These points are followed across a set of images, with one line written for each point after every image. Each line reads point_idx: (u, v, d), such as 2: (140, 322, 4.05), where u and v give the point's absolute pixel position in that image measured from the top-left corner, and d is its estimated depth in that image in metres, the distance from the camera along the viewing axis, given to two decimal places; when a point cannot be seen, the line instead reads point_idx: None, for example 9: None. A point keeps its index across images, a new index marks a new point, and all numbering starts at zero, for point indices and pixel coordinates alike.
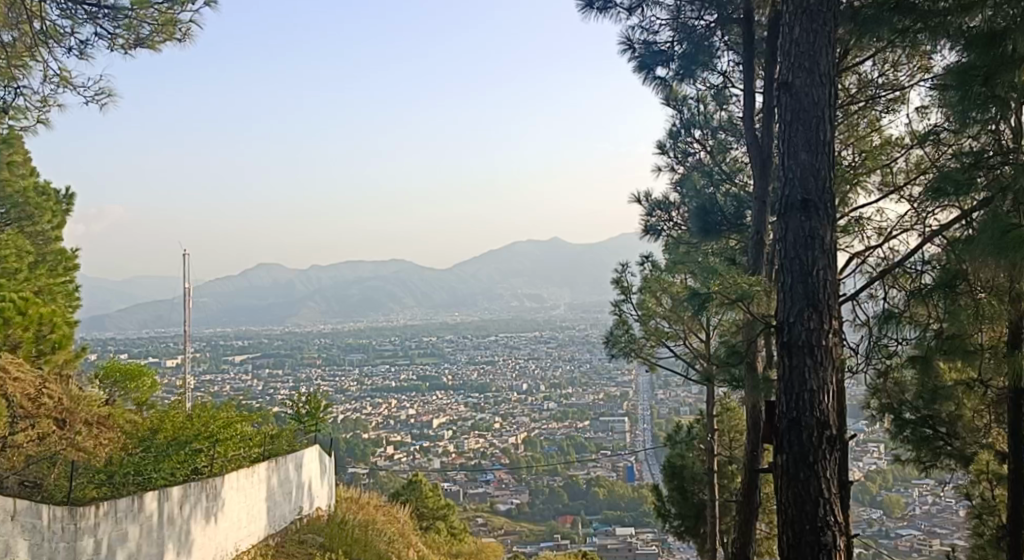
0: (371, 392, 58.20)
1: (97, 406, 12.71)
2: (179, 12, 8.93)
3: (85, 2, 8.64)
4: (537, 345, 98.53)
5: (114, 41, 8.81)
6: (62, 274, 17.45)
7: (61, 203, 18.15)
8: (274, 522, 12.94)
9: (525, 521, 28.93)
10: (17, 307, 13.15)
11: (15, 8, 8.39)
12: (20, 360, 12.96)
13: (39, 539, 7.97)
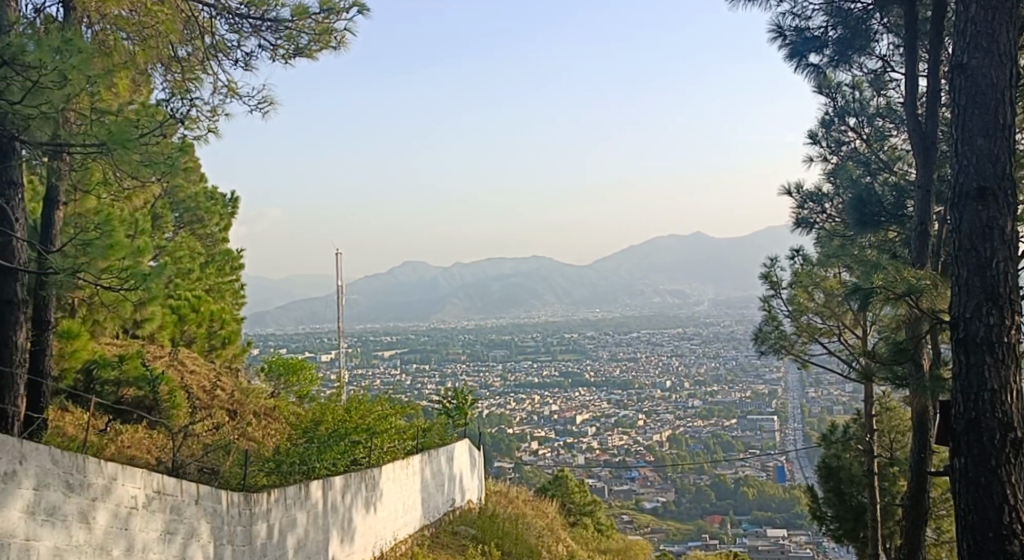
0: (514, 387, 58.94)
1: (263, 398, 13.47)
2: (334, 21, 9.29)
3: (250, 17, 9.17)
4: (680, 342, 97.28)
5: (276, 52, 9.30)
6: (228, 273, 18.51)
7: (227, 205, 19.23)
8: (428, 514, 13.33)
9: (671, 520, 28.66)
10: (192, 304, 14.10)
11: (189, 25, 8.99)
12: (194, 354, 13.87)
13: (220, 523, 8.52)
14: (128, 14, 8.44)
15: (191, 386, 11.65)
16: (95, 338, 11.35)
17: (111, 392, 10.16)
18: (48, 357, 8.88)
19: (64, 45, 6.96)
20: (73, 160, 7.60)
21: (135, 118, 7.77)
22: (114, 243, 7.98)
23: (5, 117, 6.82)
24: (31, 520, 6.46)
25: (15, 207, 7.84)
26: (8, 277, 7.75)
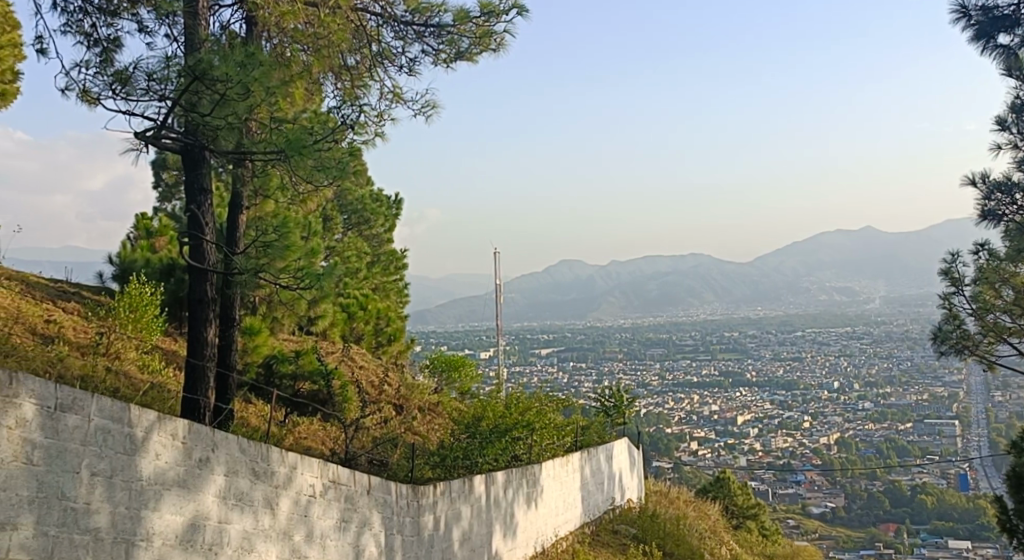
0: (673, 387, 58.15)
1: (427, 394, 13.85)
2: (494, 24, 9.42)
3: (414, 24, 9.47)
4: (849, 341, 93.23)
5: (438, 56, 9.53)
6: (393, 272, 19.19)
7: (391, 207, 19.95)
8: (589, 511, 13.36)
9: (842, 527, 27.63)
10: (360, 302, 14.78)
11: (358, 35, 9.34)
12: (363, 350, 14.50)
13: (390, 513, 8.82)
14: (304, 27, 8.85)
15: (361, 382, 12.21)
16: (273, 335, 12.03)
17: (288, 385, 10.74)
18: (234, 352, 9.46)
19: (247, 60, 7.39)
20: (254, 167, 8.05)
21: (309, 125, 8.07)
22: (290, 245, 8.41)
23: (196, 127, 7.36)
24: (223, 504, 6.89)
25: (206, 212, 8.36)
26: (201, 277, 8.33)
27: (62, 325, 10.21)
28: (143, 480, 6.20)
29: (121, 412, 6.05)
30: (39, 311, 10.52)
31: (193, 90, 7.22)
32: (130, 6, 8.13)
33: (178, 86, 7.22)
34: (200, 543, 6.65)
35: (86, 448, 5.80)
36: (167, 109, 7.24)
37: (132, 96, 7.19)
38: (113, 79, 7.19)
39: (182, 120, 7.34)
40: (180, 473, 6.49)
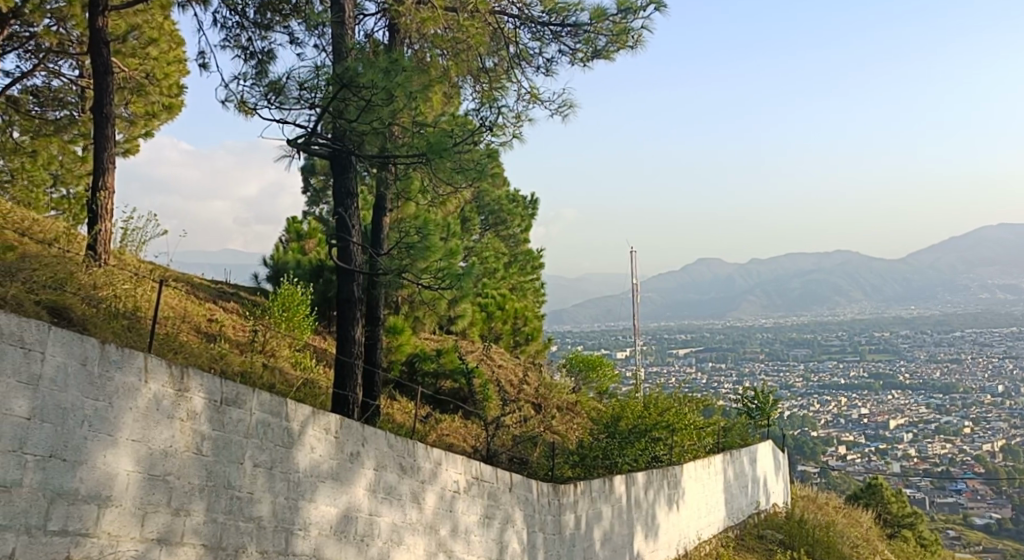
0: (820, 389, 56.24)
1: (566, 393, 13.88)
2: (632, 21, 9.33)
3: (551, 24, 9.50)
4: (1012, 342, 87.73)
5: (575, 55, 9.53)
6: (529, 272, 19.42)
7: (528, 207, 20.15)
8: (732, 515, 13.11)
9: (1008, 540, 26.02)
10: (497, 302, 15.05)
11: (496, 37, 9.46)
12: (502, 349, 14.69)
13: (532, 511, 8.89)
14: (443, 32, 9.04)
15: (500, 381, 12.37)
16: (415, 334, 12.34)
17: (430, 383, 10.99)
18: (380, 350, 9.75)
19: (390, 66, 7.58)
20: (397, 171, 8.25)
21: (449, 128, 8.07)
22: (431, 247, 8.62)
23: (344, 133, 7.65)
24: (373, 497, 7.11)
25: (352, 216, 8.63)
26: (348, 278, 8.61)
27: (222, 324, 10.77)
28: (300, 472, 6.47)
29: (279, 406, 6.34)
30: (202, 310, 11.13)
31: (341, 97, 7.47)
32: (282, 19, 8.50)
33: (327, 94, 7.48)
34: (353, 534, 6.88)
35: (249, 439, 6.09)
36: (316, 117, 7.53)
37: (286, 105, 7.51)
38: (268, 90, 7.51)
39: (329, 126, 7.65)
40: (333, 466, 6.75)
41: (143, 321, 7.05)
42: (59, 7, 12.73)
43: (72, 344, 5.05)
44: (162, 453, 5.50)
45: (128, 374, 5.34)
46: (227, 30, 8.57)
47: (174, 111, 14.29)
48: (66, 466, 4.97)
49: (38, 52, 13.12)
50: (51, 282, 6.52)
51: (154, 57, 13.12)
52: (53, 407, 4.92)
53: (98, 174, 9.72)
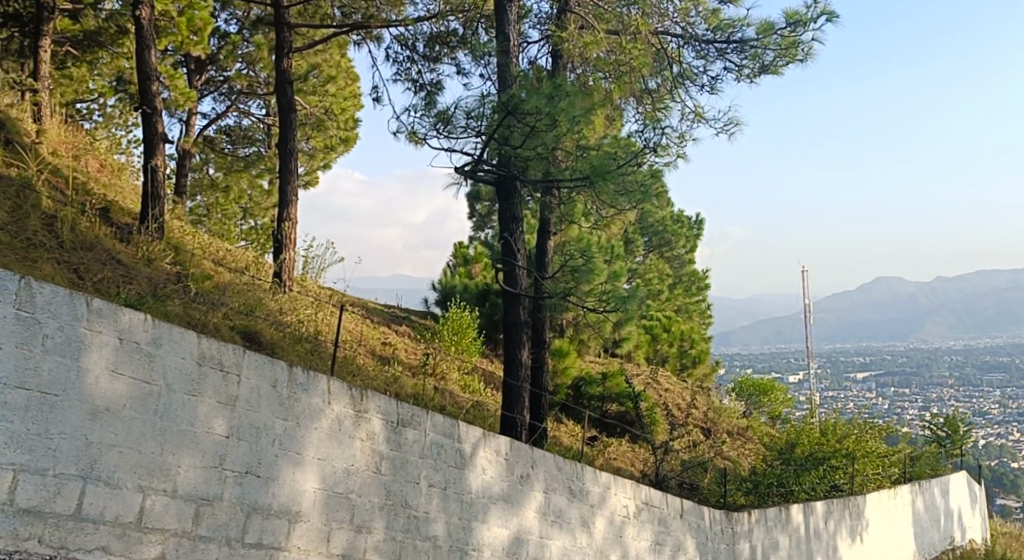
0: (1016, 416, 52.33)
1: (737, 418, 13.53)
2: (801, 33, 9.04)
3: (716, 41, 9.39)
4: None
5: (742, 72, 9.36)
6: (695, 293, 19.23)
7: (694, 227, 19.97)
8: (922, 550, 12.41)
9: None
10: (662, 325, 14.96)
11: (659, 58, 9.38)
12: (668, 372, 14.56)
13: (704, 538, 8.75)
14: (606, 55, 9.15)
15: (669, 405, 12.25)
16: (581, 357, 12.41)
17: (596, 406, 10.95)
18: (546, 373, 9.80)
19: (554, 91, 7.70)
20: (561, 195, 8.39)
21: (613, 150, 8.04)
22: (594, 270, 8.65)
23: (509, 159, 7.79)
24: (544, 520, 7.19)
25: (517, 240, 8.79)
26: (514, 301, 8.73)
27: (395, 347, 11.15)
28: (472, 493, 6.64)
29: (452, 428, 6.52)
30: (377, 334, 11.62)
31: (506, 124, 7.63)
32: (449, 51, 8.84)
33: (493, 122, 7.63)
34: (524, 556, 6.99)
35: (424, 460, 6.30)
36: (483, 144, 7.70)
37: (453, 134, 7.72)
38: (437, 120, 7.74)
39: (495, 153, 7.79)
40: (504, 488, 6.89)
41: (324, 344, 7.40)
42: (249, 52, 13.62)
43: (264, 367, 5.35)
44: (345, 472, 5.75)
45: (313, 395, 5.61)
46: (398, 64, 8.97)
47: (351, 143, 15.03)
48: (260, 482, 5.27)
49: (231, 94, 14.26)
50: (242, 309, 6.95)
51: (332, 94, 13.85)
52: (248, 426, 5.22)
53: (282, 206, 10.30)
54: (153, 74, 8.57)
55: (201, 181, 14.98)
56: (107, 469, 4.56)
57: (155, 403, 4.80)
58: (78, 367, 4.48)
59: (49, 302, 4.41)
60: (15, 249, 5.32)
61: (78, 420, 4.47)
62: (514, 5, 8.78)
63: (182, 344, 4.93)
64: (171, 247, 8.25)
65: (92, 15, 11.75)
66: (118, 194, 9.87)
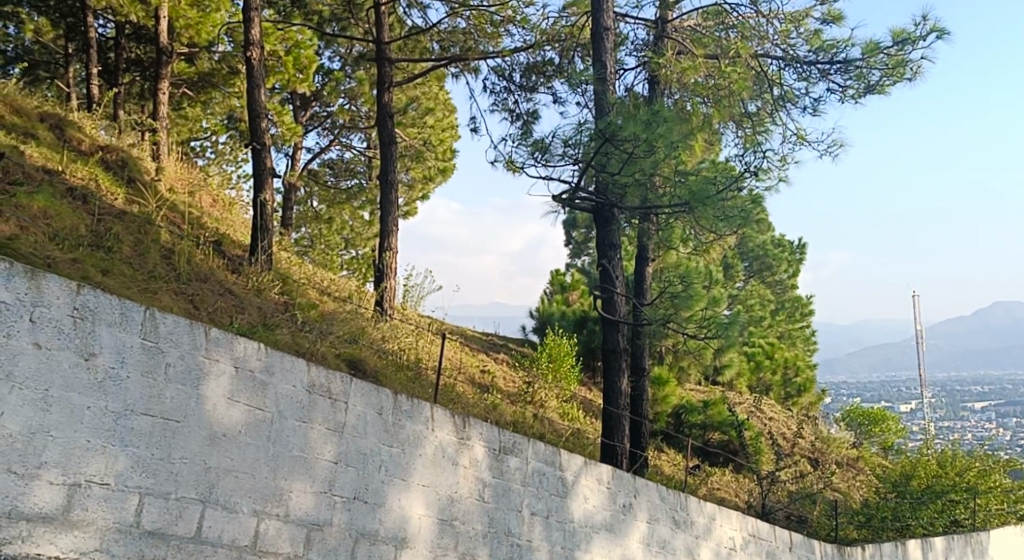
0: None
1: (847, 448, 13.11)
2: (910, 52, 8.80)
3: (818, 63, 9.22)
4: None
5: (846, 92, 9.14)
6: (799, 319, 18.81)
7: (797, 251, 19.61)
8: None
9: None
10: (765, 351, 14.67)
11: (759, 80, 9.17)
12: (773, 401, 14.25)
13: None
14: (704, 80, 8.96)
15: (774, 435, 11.97)
16: (682, 384, 12.26)
17: (698, 435, 10.73)
18: (646, 402, 9.66)
19: (652, 117, 7.63)
20: (659, 221, 8.34)
21: (712, 174, 7.88)
22: (694, 295, 8.54)
23: (607, 186, 7.82)
24: (648, 550, 7.19)
25: (616, 267, 8.66)
26: (613, 328, 8.64)
27: (494, 375, 11.21)
28: (574, 522, 6.68)
29: (553, 456, 6.59)
30: (476, 361, 11.71)
31: (604, 151, 7.63)
32: (545, 80, 8.89)
33: (590, 149, 7.65)
34: None
35: (526, 488, 6.37)
36: (580, 171, 7.73)
37: (551, 161, 7.75)
38: (534, 149, 7.79)
39: (592, 180, 7.83)
40: (607, 517, 6.93)
41: (425, 371, 7.50)
42: (352, 87, 14.01)
43: (370, 395, 5.46)
44: (449, 499, 5.84)
45: (417, 422, 5.72)
46: (495, 94, 9.08)
47: (449, 173, 15.29)
48: (368, 507, 5.37)
49: (334, 128, 14.67)
50: (346, 336, 7.11)
51: (431, 125, 14.15)
52: (355, 452, 5.33)
53: (383, 236, 10.51)
54: (262, 112, 8.87)
55: (306, 213, 15.45)
56: (224, 493, 4.70)
57: (268, 429, 4.94)
58: (198, 395, 4.63)
59: (171, 332, 4.56)
60: (136, 280, 5.56)
61: (198, 445, 4.60)
62: (610, 32, 8.80)
63: (292, 373, 5.08)
64: (279, 278, 8.53)
65: (206, 57, 12.30)
66: (229, 228, 10.24)
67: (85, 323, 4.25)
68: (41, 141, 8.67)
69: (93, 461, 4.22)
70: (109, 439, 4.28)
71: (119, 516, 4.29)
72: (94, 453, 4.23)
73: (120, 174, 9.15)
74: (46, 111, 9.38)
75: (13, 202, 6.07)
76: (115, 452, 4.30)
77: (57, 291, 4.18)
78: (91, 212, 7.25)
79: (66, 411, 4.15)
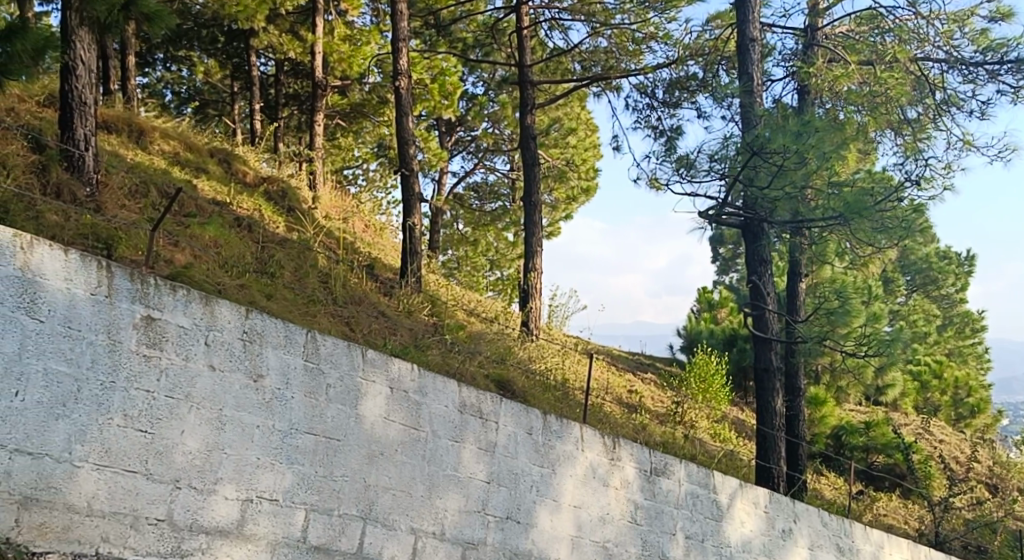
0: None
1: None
2: None
3: (986, 63, 8.70)
4: None
5: (1018, 93, 8.59)
6: (969, 335, 17.76)
7: (965, 263, 18.55)
8: None
9: None
10: (933, 370, 13.91)
11: (920, 84, 8.68)
12: (942, 423, 13.48)
13: None
14: (859, 87, 8.58)
15: (945, 458, 11.30)
16: (841, 405, 11.78)
17: (861, 458, 10.24)
18: (802, 424, 9.19)
19: (803, 128, 7.37)
20: (812, 235, 8.05)
21: (869, 185, 7.53)
22: (852, 311, 8.14)
23: (756, 200, 7.60)
24: None
25: (767, 283, 8.42)
26: (765, 346, 8.36)
27: (642, 395, 11.04)
28: (731, 546, 6.55)
29: (706, 478, 6.48)
30: (624, 382, 11.58)
31: (752, 165, 7.42)
32: (690, 95, 8.74)
33: (738, 163, 7.46)
34: None
35: (679, 511, 6.28)
36: (727, 187, 7.54)
37: (697, 177, 7.62)
38: (679, 165, 7.69)
39: (740, 195, 7.59)
40: (765, 542, 6.78)
41: (572, 391, 7.48)
42: (495, 111, 14.24)
43: (520, 415, 5.51)
44: (601, 520, 5.80)
45: (568, 443, 5.71)
46: (638, 112, 9.02)
47: (592, 193, 15.33)
48: (520, 527, 5.39)
49: (478, 152, 14.93)
50: (494, 357, 7.18)
51: (573, 145, 14.20)
52: (507, 471, 5.37)
53: (528, 257, 10.56)
54: (410, 139, 9.09)
55: (452, 236, 15.79)
56: (383, 511, 4.81)
57: (424, 448, 5.03)
58: (357, 414, 4.77)
59: (331, 353, 4.72)
60: (296, 304, 5.80)
61: (358, 463, 4.73)
62: (757, 43, 8.59)
63: (444, 393, 5.17)
64: (429, 299, 8.73)
65: (358, 89, 12.76)
66: (380, 252, 10.55)
67: (254, 345, 4.43)
68: (211, 174, 9.19)
69: (263, 478, 4.38)
70: (277, 457, 4.44)
71: (287, 531, 4.45)
72: (265, 470, 4.39)
73: (281, 204, 9.58)
74: (214, 146, 9.95)
75: (187, 233, 6.45)
76: (283, 469, 4.46)
77: (229, 315, 4.36)
78: (256, 240, 7.62)
79: (239, 430, 4.32)
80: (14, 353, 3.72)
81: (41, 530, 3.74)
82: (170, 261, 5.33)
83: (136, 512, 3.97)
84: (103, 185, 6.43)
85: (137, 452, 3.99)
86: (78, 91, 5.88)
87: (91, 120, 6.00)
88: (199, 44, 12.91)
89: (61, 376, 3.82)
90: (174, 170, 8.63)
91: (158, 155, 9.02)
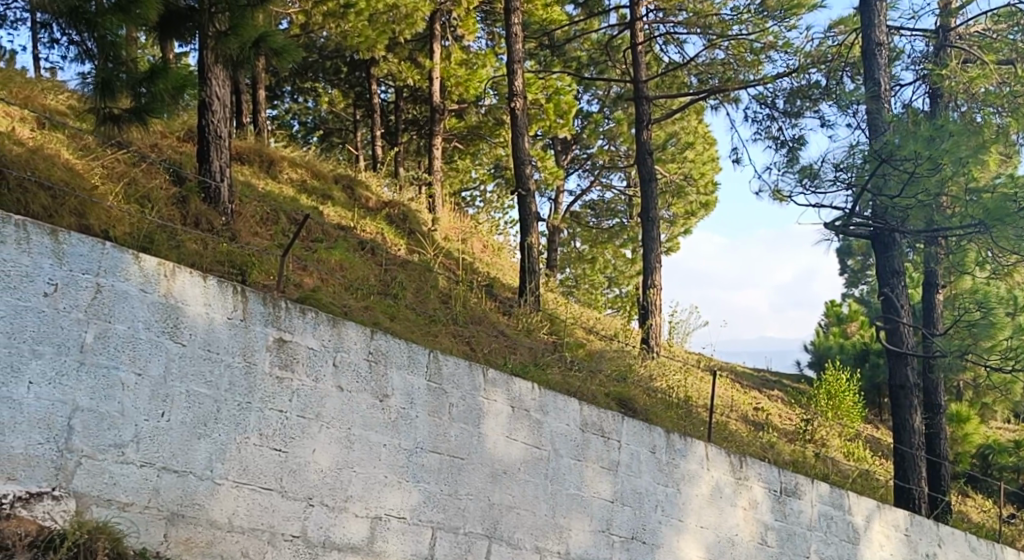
0: None
1: None
2: None
3: None
4: None
5: None
6: None
7: None
8: None
9: None
10: None
11: None
12: None
13: None
14: (997, 87, 8.19)
15: None
16: (986, 422, 11.19)
17: (1010, 478, 9.69)
18: (943, 441, 8.76)
19: (936, 132, 7.05)
20: (949, 244, 7.68)
21: (1013, 191, 7.13)
22: (996, 323, 7.80)
23: (886, 209, 7.34)
24: None
25: (900, 295, 8.00)
26: (900, 361, 8.00)
27: (769, 413, 10.74)
28: None
29: (840, 498, 6.26)
30: (749, 399, 11.29)
31: (880, 173, 7.17)
32: (812, 104, 8.52)
33: (865, 171, 7.21)
34: None
35: (813, 533, 6.08)
36: (854, 197, 7.29)
37: (821, 188, 7.41)
38: (802, 176, 7.49)
39: (868, 205, 7.34)
40: None
41: (696, 409, 7.35)
42: (611, 128, 14.19)
43: (642, 433, 5.46)
44: (729, 542, 5.67)
45: (692, 462, 5.62)
46: (758, 123, 8.84)
47: (712, 207, 15.11)
48: (646, 547, 5.32)
49: (595, 169, 14.91)
50: (615, 375, 7.13)
51: (692, 159, 14.03)
52: (630, 491, 5.32)
53: (646, 273, 10.45)
54: (527, 158, 9.16)
55: (570, 254, 15.78)
56: (509, 529, 4.83)
57: (546, 467, 5.03)
58: (479, 433, 4.81)
59: (453, 373, 4.79)
60: (419, 324, 5.90)
61: (482, 482, 4.77)
62: (883, 47, 8.32)
63: (566, 412, 5.17)
64: (548, 317, 8.75)
65: (474, 111, 12.94)
66: (499, 271, 10.64)
67: (379, 365, 4.54)
68: (336, 201, 9.48)
69: (391, 496, 4.46)
70: (404, 475, 4.52)
71: (415, 548, 4.52)
72: (392, 488, 4.48)
73: (402, 227, 9.80)
74: (339, 173, 10.28)
75: (315, 257, 6.67)
76: (410, 487, 4.53)
77: (355, 336, 4.48)
78: (379, 262, 7.81)
79: (367, 448, 4.42)
80: (160, 375, 3.89)
81: (186, 545, 3.87)
82: (299, 285, 5.52)
83: (273, 529, 4.10)
84: (237, 214, 6.71)
85: (272, 471, 4.13)
86: (214, 125, 6.18)
87: (226, 152, 6.29)
88: (325, 76, 13.41)
89: (202, 398, 3.99)
90: (302, 198, 8.94)
91: (287, 183, 9.37)
